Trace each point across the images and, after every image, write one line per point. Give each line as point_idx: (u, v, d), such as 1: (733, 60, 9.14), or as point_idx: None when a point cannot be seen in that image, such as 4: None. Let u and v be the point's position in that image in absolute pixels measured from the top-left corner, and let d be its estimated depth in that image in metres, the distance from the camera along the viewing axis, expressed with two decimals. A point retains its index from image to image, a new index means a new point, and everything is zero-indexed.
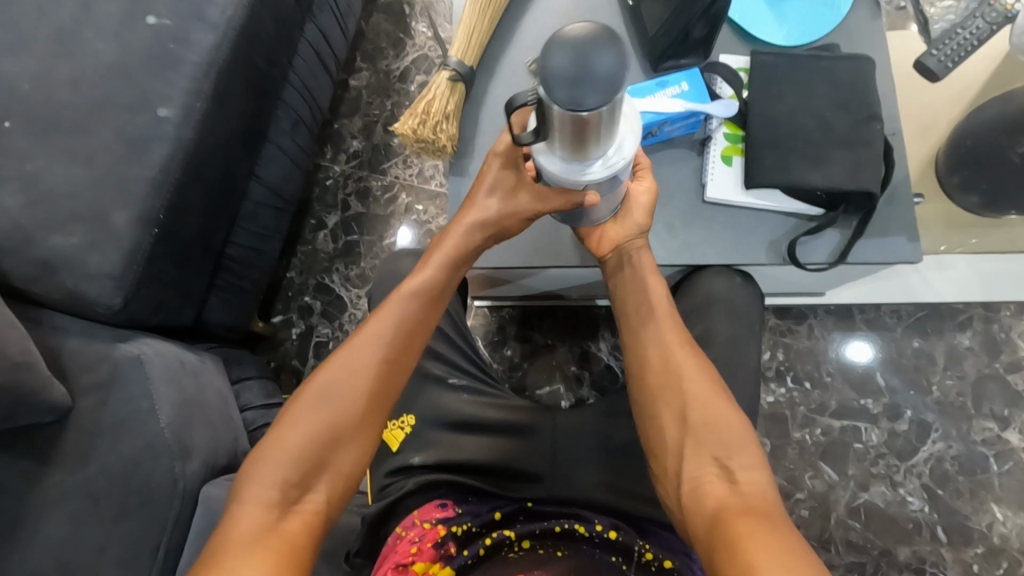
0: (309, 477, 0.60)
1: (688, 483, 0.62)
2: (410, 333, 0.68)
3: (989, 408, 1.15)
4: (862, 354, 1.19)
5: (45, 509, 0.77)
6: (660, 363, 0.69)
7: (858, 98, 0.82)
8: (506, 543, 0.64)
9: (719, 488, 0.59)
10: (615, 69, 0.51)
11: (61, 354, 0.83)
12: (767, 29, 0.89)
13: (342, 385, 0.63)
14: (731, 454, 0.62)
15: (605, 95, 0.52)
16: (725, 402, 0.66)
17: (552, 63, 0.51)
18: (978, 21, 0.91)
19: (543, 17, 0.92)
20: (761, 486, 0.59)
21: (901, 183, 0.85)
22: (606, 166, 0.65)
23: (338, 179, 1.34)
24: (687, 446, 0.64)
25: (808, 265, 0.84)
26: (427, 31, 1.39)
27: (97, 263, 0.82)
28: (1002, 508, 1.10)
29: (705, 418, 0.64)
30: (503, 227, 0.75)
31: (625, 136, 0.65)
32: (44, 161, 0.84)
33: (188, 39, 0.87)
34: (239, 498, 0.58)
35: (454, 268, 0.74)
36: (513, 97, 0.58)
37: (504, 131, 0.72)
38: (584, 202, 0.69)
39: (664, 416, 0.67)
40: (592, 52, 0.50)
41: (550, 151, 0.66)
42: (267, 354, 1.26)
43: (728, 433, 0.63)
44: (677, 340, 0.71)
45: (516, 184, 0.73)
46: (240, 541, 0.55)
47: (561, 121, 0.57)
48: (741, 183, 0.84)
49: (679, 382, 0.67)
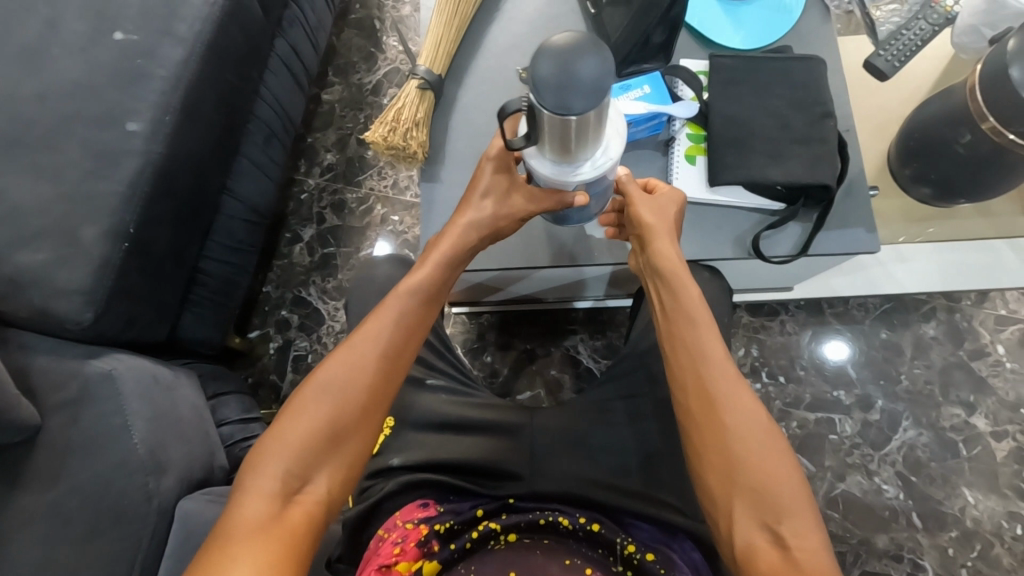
0: (310, 468, 0.60)
1: (739, 548, 0.59)
2: (410, 332, 0.68)
3: (956, 395, 1.19)
4: (834, 349, 1.22)
5: (13, 532, 0.75)
6: (705, 414, 0.65)
7: (811, 97, 0.85)
8: (492, 537, 0.65)
9: (774, 556, 0.57)
10: (600, 74, 0.53)
11: (30, 372, 0.82)
12: (724, 34, 0.92)
13: (342, 379, 0.63)
14: (782, 519, 0.59)
15: (594, 99, 0.54)
16: (779, 456, 0.62)
17: (538, 71, 0.54)
18: (921, 23, 0.97)
19: (510, 27, 0.95)
20: (815, 552, 0.57)
21: (857, 177, 0.89)
22: (594, 166, 0.68)
23: (313, 192, 1.35)
24: (736, 506, 0.60)
25: (773, 258, 0.86)
26: (398, 45, 1.41)
27: (66, 278, 0.81)
28: (973, 492, 1.13)
29: (753, 480, 0.60)
30: (498, 228, 0.76)
31: (612, 137, 0.68)
32: (10, 178, 0.83)
33: (156, 54, 0.87)
34: (243, 485, 0.59)
35: (453, 268, 0.74)
36: (502, 106, 0.61)
37: (496, 136, 0.73)
38: (574, 202, 0.74)
39: (713, 463, 0.63)
40: (577, 59, 0.53)
41: (541, 154, 0.69)
42: (244, 370, 1.25)
43: (779, 494, 0.59)
44: (725, 382, 0.66)
45: (509, 187, 0.74)
46: (242, 528, 0.55)
47: (551, 127, 0.59)
48: (705, 181, 0.86)
49: (725, 437, 0.63)
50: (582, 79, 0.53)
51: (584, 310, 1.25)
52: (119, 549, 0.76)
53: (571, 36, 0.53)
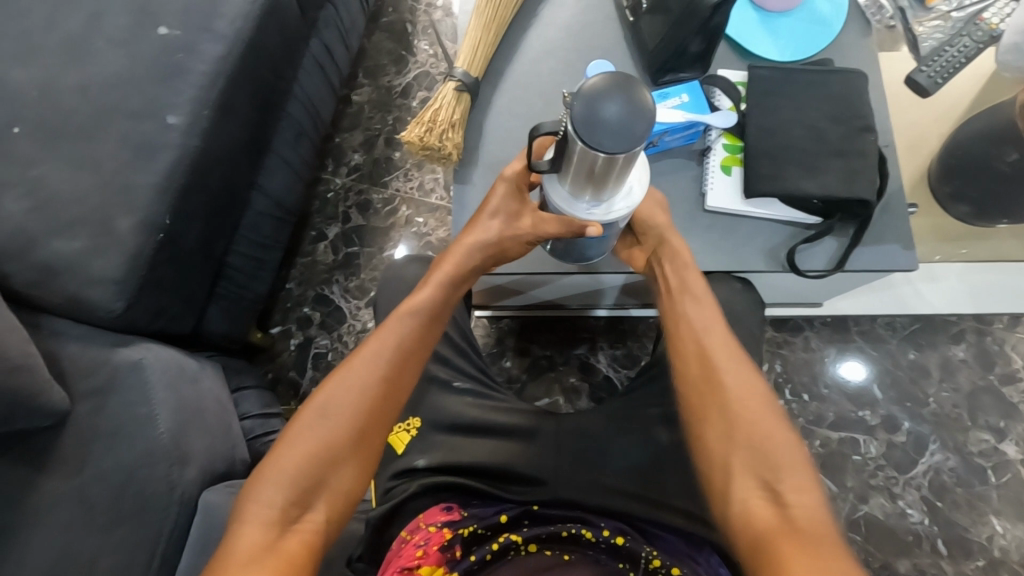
0: (309, 496, 0.60)
1: (736, 506, 0.59)
2: (410, 351, 0.68)
3: (985, 420, 1.16)
4: (854, 372, 1.20)
5: (38, 517, 0.76)
6: (703, 376, 0.66)
7: (851, 110, 0.84)
8: (512, 547, 0.65)
9: (770, 513, 0.57)
10: (627, 118, 0.53)
11: (60, 359, 0.83)
12: (762, 44, 0.92)
13: (341, 403, 0.63)
14: (780, 475, 0.59)
15: (621, 141, 0.54)
16: (775, 414, 0.63)
17: (572, 109, 0.54)
18: (965, 39, 0.95)
19: (544, 32, 0.94)
20: (813, 508, 0.56)
21: (895, 194, 0.87)
22: (610, 211, 0.68)
23: (339, 191, 1.35)
24: (734, 465, 0.60)
25: (807, 272, 0.86)
26: (428, 48, 1.42)
27: (100, 268, 0.82)
28: (1001, 520, 1.11)
29: (752, 436, 0.61)
30: (503, 249, 0.75)
31: (634, 184, 0.68)
32: (49, 166, 0.84)
33: (196, 49, 0.88)
34: (241, 515, 0.59)
35: (453, 286, 0.73)
36: (538, 128, 0.61)
37: (518, 157, 0.72)
38: (585, 231, 0.68)
39: (709, 422, 0.63)
40: (607, 100, 0.53)
41: (560, 183, 0.68)
42: (264, 365, 1.25)
43: (778, 454, 0.60)
44: (722, 346, 0.68)
45: (521, 209, 0.73)
46: (241, 558, 0.55)
47: (578, 161, 0.59)
48: (740, 192, 0.85)
49: (724, 397, 0.64)
50: (608, 120, 0.53)
51: (604, 319, 1.24)
52: (140, 539, 0.76)
53: (607, 78, 0.54)
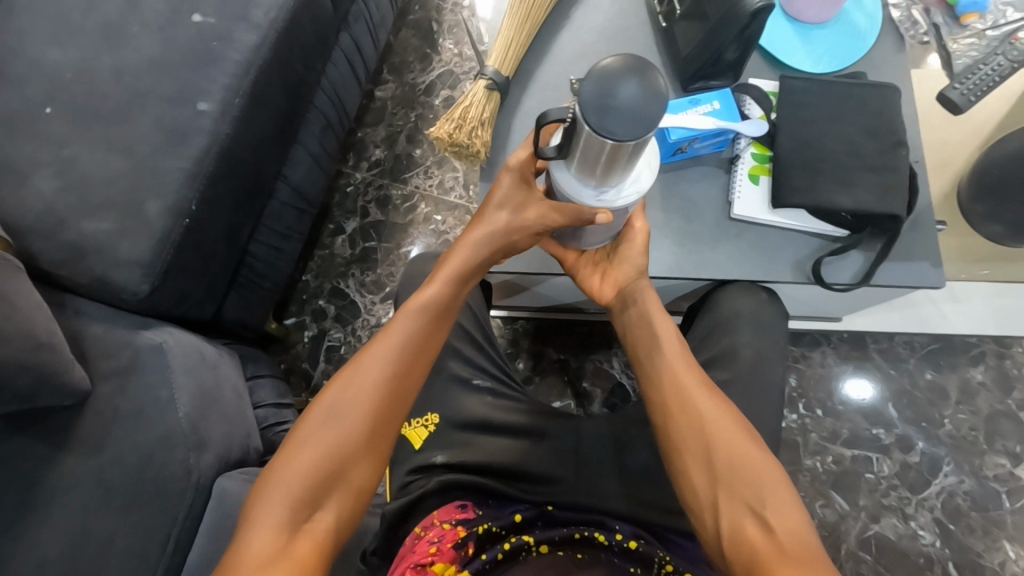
0: (319, 497, 0.60)
1: (725, 536, 0.59)
2: (418, 349, 0.67)
3: (1002, 445, 1.15)
4: (862, 392, 1.19)
5: (57, 494, 0.77)
6: (679, 409, 0.66)
7: (884, 124, 0.84)
8: (524, 548, 0.64)
9: (760, 539, 0.57)
10: (640, 100, 0.52)
11: (84, 339, 0.84)
12: (797, 56, 0.91)
13: (349, 402, 0.63)
14: (764, 500, 0.60)
15: (632, 124, 0.53)
16: (750, 442, 0.63)
17: (582, 91, 0.54)
18: (999, 58, 0.93)
19: (576, 35, 0.95)
20: (798, 530, 0.57)
21: (924, 210, 0.87)
22: (619, 195, 0.66)
23: (359, 186, 1.36)
24: (718, 493, 0.61)
25: (833, 284, 0.85)
26: (453, 47, 1.43)
27: (127, 251, 0.83)
28: (1015, 547, 1.09)
29: (731, 463, 0.62)
30: (510, 243, 0.73)
31: (642, 170, 0.66)
32: (81, 147, 0.85)
33: (230, 38, 0.88)
34: (250, 516, 0.59)
35: (461, 283, 0.72)
36: (544, 116, 0.60)
37: (522, 147, 0.71)
38: (595, 220, 0.66)
39: (688, 453, 0.64)
40: (620, 82, 0.52)
41: (567, 169, 0.66)
42: (278, 356, 1.26)
43: (759, 477, 0.61)
44: (695, 378, 0.68)
45: (524, 200, 0.71)
46: (252, 562, 0.55)
47: (587, 145, 0.58)
48: (768, 201, 0.85)
49: (698, 428, 0.64)
50: (620, 104, 0.52)
51: None
52: (157, 521, 0.76)
53: (623, 60, 0.53)
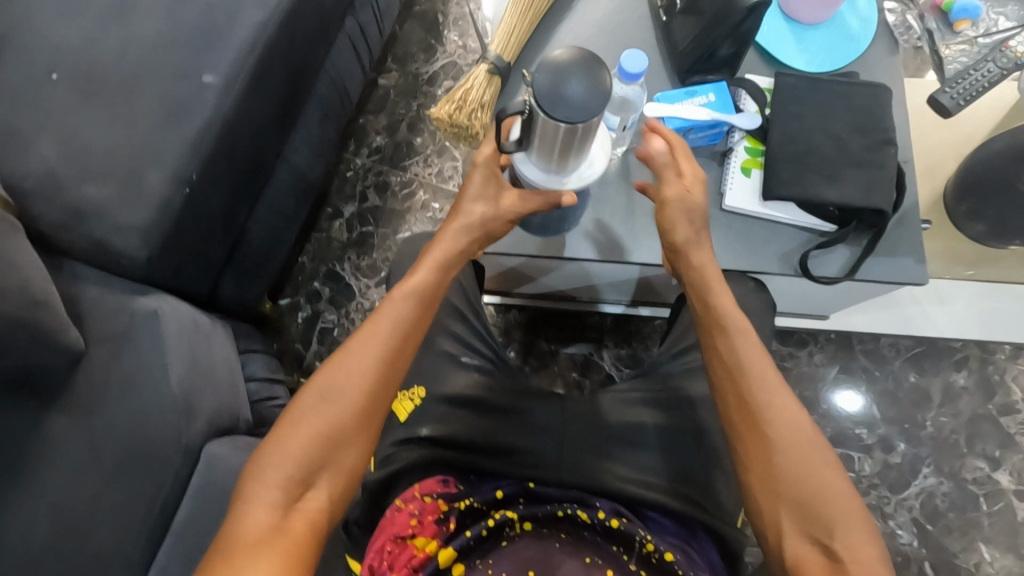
0: (311, 475, 0.61)
1: (788, 561, 0.59)
2: (408, 332, 0.68)
3: (982, 448, 1.17)
4: (851, 403, 1.20)
5: (47, 454, 0.77)
6: (750, 431, 0.65)
7: (874, 122, 0.86)
8: (508, 524, 0.66)
9: (823, 569, 0.57)
10: (587, 94, 0.57)
11: (80, 303, 0.84)
12: (789, 53, 0.93)
13: (341, 385, 0.64)
14: (833, 532, 0.58)
15: (582, 114, 0.58)
16: (824, 467, 0.61)
17: (536, 81, 0.58)
18: (990, 65, 0.96)
19: (577, 27, 0.96)
20: (867, 563, 0.57)
21: (910, 209, 0.89)
22: (580, 179, 0.73)
23: (359, 171, 1.37)
24: (784, 520, 0.61)
25: (819, 277, 0.87)
26: (458, 39, 1.44)
27: (126, 217, 0.84)
28: (990, 548, 1.11)
29: (799, 492, 0.61)
30: (489, 231, 0.75)
31: (597, 154, 0.74)
32: (85, 114, 0.86)
33: (238, 14, 0.90)
34: (243, 495, 0.60)
35: (445, 270, 0.73)
36: (504, 108, 0.65)
37: (488, 143, 0.73)
38: (561, 202, 0.72)
39: (755, 477, 0.63)
40: (570, 77, 0.57)
41: (530, 160, 0.72)
42: (271, 335, 1.27)
43: (830, 507, 0.59)
44: (767, 395, 0.66)
45: (498, 192, 0.74)
46: (248, 540, 0.56)
47: (545, 133, 0.64)
48: (758, 194, 0.87)
49: (768, 453, 0.63)
50: (570, 96, 0.57)
51: (611, 318, 1.25)
52: (145, 484, 0.77)
53: (574, 57, 0.58)
